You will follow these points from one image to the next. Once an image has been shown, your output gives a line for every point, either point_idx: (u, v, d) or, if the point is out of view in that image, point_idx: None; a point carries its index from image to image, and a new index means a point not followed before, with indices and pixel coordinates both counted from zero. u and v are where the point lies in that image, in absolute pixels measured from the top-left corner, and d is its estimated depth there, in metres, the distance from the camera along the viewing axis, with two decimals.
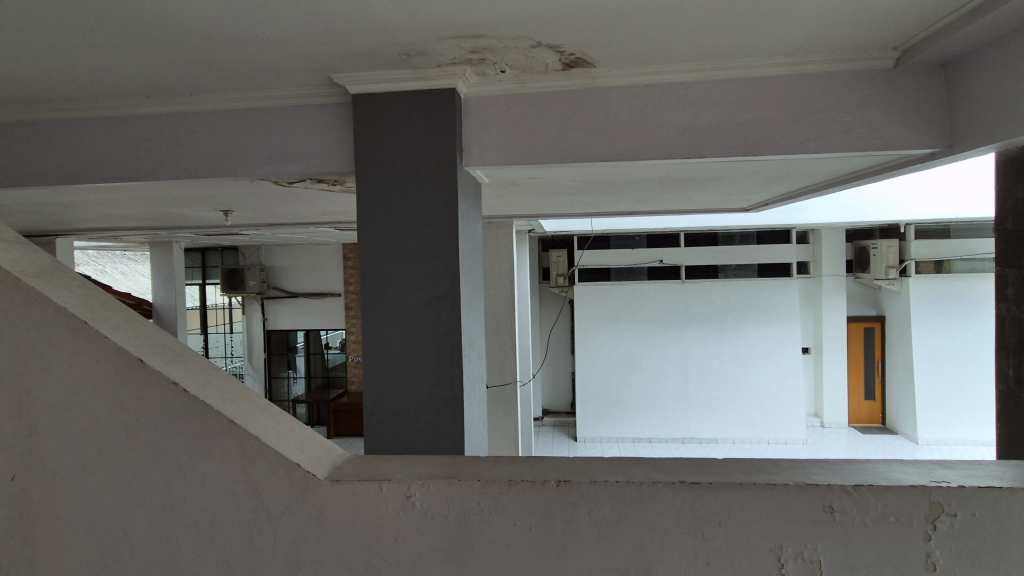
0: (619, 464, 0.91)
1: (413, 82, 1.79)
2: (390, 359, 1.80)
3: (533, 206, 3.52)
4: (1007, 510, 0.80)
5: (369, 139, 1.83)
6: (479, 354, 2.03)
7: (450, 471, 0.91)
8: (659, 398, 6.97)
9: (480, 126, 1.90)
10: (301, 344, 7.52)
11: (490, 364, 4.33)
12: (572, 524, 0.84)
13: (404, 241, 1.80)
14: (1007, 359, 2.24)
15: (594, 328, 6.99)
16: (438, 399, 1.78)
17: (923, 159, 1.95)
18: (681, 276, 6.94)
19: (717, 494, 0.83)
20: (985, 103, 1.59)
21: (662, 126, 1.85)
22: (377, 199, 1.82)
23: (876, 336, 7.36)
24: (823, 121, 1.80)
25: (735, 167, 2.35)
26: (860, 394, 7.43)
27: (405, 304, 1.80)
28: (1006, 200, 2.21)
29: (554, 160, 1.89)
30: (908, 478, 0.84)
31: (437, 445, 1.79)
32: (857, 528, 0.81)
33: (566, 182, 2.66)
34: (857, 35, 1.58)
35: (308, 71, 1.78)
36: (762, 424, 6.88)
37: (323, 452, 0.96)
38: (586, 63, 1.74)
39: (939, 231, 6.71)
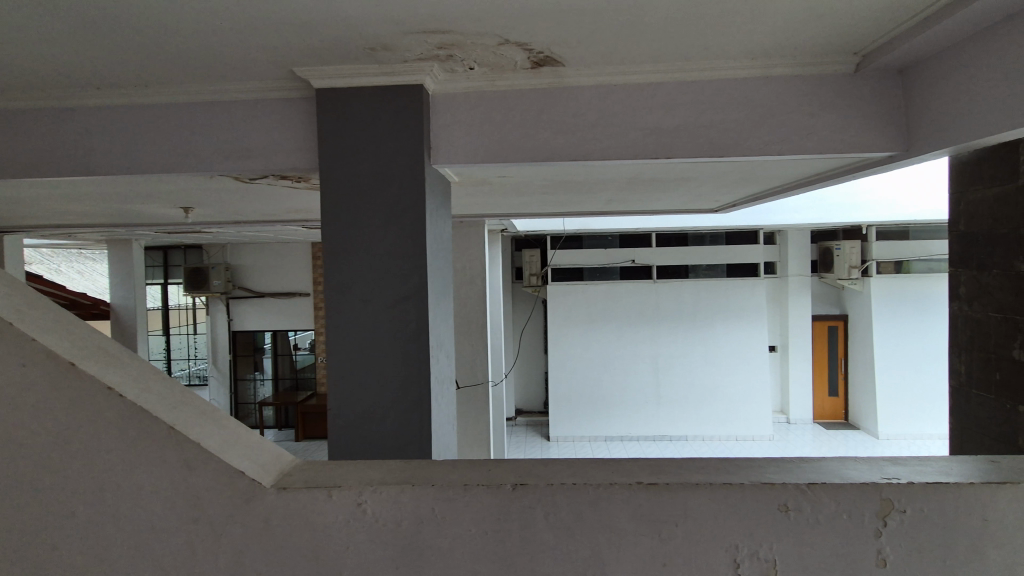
0: (577, 466, 0.90)
1: (379, 78, 1.75)
2: (356, 361, 1.76)
3: (504, 205, 3.51)
4: (955, 506, 0.81)
5: (333, 133, 1.79)
6: (448, 355, 2.00)
7: (403, 476, 0.88)
8: (631, 397, 7.04)
9: (447, 123, 1.87)
10: (268, 345, 7.35)
11: (461, 365, 4.29)
12: (529, 528, 0.83)
13: (370, 241, 1.75)
14: (960, 355, 2.35)
15: (568, 328, 7.02)
16: (404, 402, 1.75)
17: (881, 163, 2.00)
18: (652, 275, 7.02)
19: (673, 495, 0.82)
20: (940, 107, 1.63)
21: (630, 126, 1.85)
22: (341, 196, 1.77)
23: (839, 334, 7.59)
24: (788, 123, 1.82)
25: (701, 168, 2.38)
26: (824, 391, 7.66)
27: (371, 304, 1.76)
28: (959, 202, 2.33)
29: (522, 159, 1.87)
30: (860, 476, 0.84)
31: (403, 448, 1.76)
32: (811, 526, 0.81)
33: (534, 181, 2.65)
34: (819, 39, 1.60)
35: (267, 64, 1.72)
36: (731, 421, 7.01)
37: (271, 459, 0.92)
38: (554, 62, 1.72)
39: (899, 232, 6.96)
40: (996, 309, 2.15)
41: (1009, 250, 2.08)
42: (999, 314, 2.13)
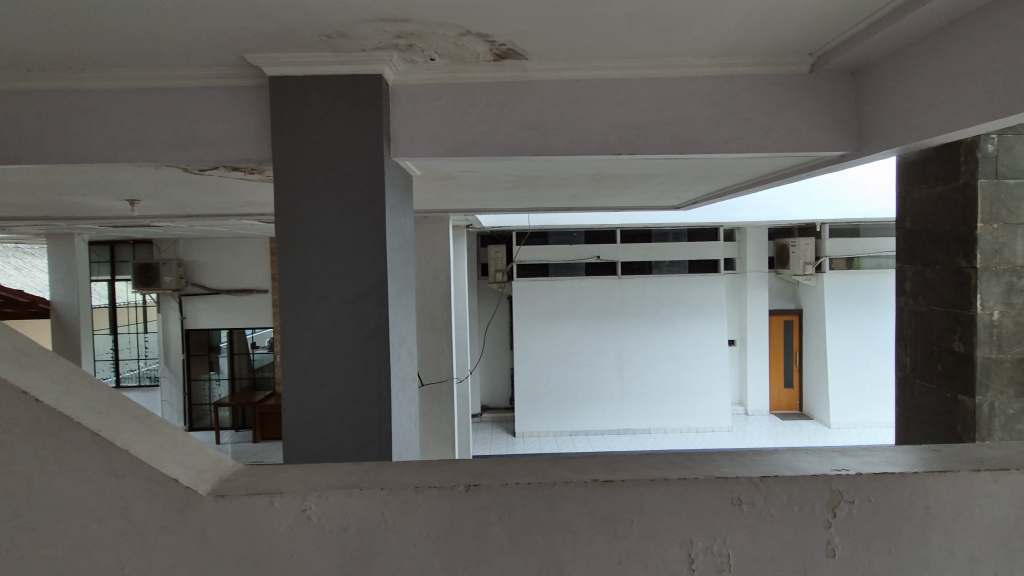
0: (534, 464, 0.88)
1: (336, 66, 1.68)
2: (313, 361, 1.70)
3: (468, 200, 3.47)
4: (901, 494, 0.83)
5: (288, 122, 1.71)
6: (410, 352, 1.96)
7: (352, 479, 0.84)
8: (597, 392, 7.12)
9: (409, 115, 1.82)
10: (223, 344, 7.09)
11: (425, 362, 4.24)
12: (483, 530, 0.80)
13: (328, 235, 1.69)
14: (905, 348, 2.45)
15: (534, 324, 7.04)
16: (364, 401, 1.69)
17: (834, 162, 2.06)
18: (617, 271, 7.10)
19: (628, 492, 0.81)
20: (889, 107, 1.68)
21: (593, 121, 1.84)
22: (296, 188, 1.70)
23: (794, 328, 7.88)
24: (746, 122, 1.85)
25: (663, 166, 2.40)
26: (780, 382, 7.93)
27: (328, 301, 1.70)
28: (904, 201, 2.44)
29: (483, 153, 1.84)
30: (812, 468, 0.85)
31: (362, 449, 1.70)
32: (763, 519, 0.82)
33: (497, 176, 2.61)
34: (776, 39, 1.63)
35: (215, 49, 1.63)
36: (693, 413, 7.17)
37: (209, 466, 0.86)
38: (517, 55, 1.70)
39: (851, 230, 7.27)
40: (938, 303, 2.27)
41: (951, 248, 2.21)
42: (942, 308, 2.25)
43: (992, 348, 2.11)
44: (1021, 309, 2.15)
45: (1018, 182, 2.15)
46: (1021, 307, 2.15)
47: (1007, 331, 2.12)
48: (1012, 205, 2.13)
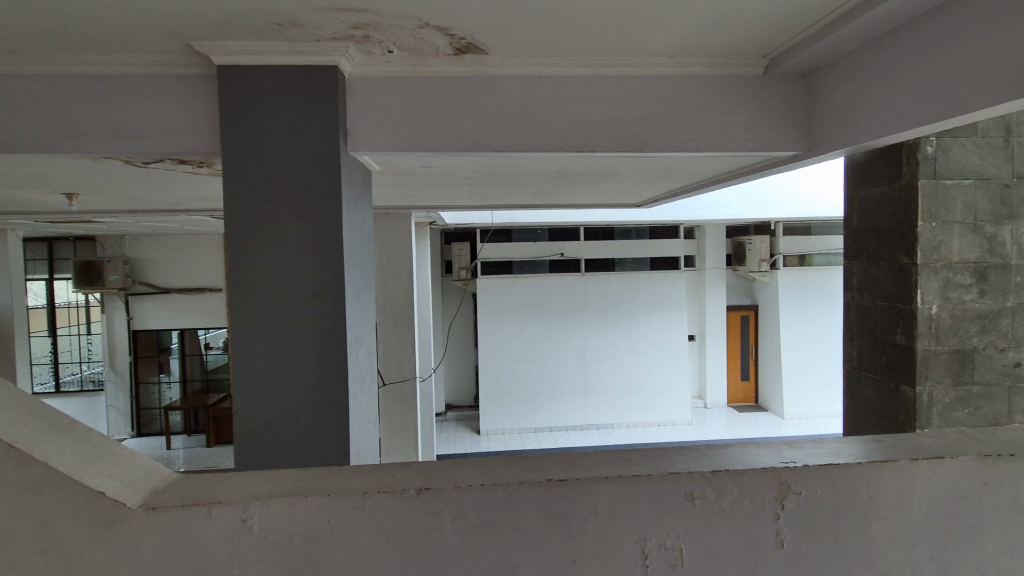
0: (488, 465, 0.87)
1: (289, 56, 1.61)
2: (265, 362, 1.63)
3: (431, 197, 3.42)
4: (846, 485, 0.85)
5: (238, 113, 1.64)
6: (370, 351, 1.91)
7: (297, 486, 0.81)
8: (561, 388, 7.17)
9: (367, 108, 1.76)
10: (174, 345, 6.82)
11: (387, 361, 4.18)
12: (435, 534, 0.78)
13: (281, 231, 1.63)
14: (852, 341, 2.55)
15: (499, 321, 7.02)
16: (320, 403, 1.64)
17: (786, 162, 2.12)
18: (580, 268, 7.16)
19: (582, 491, 0.81)
20: (838, 109, 1.73)
21: (554, 118, 1.83)
22: (246, 181, 1.63)
23: (750, 324, 8.15)
24: (703, 121, 1.88)
25: (622, 164, 2.43)
26: (737, 376, 8.19)
27: (281, 300, 1.63)
28: (851, 199, 2.54)
29: (443, 149, 1.80)
30: (762, 461, 0.87)
31: (318, 452, 1.65)
32: (715, 512, 0.83)
33: (459, 171, 2.57)
34: (732, 41, 1.66)
35: (155, 37, 1.54)
36: (654, 408, 7.31)
37: (141, 477, 0.81)
38: (478, 50, 1.67)
39: (803, 228, 7.56)
40: (882, 297, 2.37)
41: (894, 245, 2.32)
42: (886, 303, 2.35)
43: (931, 340, 2.22)
44: (958, 304, 2.27)
45: (955, 182, 2.27)
46: (957, 301, 2.27)
47: (945, 325, 2.24)
48: (949, 204, 2.26)
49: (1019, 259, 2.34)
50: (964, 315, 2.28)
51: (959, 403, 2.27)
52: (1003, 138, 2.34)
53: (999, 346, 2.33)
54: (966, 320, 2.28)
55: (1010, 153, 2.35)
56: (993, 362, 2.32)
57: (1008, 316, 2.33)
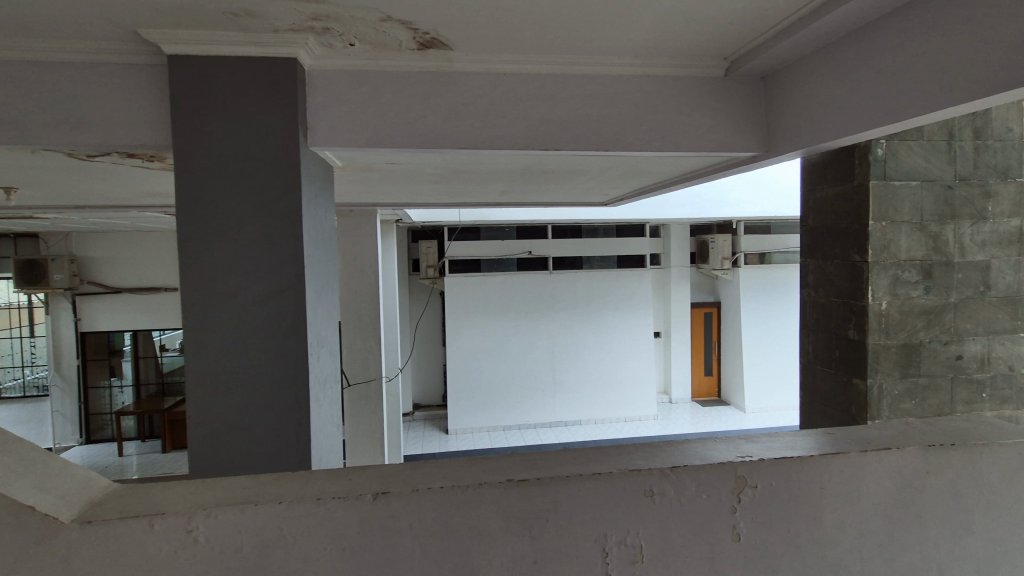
0: (448, 467, 0.85)
1: (245, 48, 1.55)
2: (221, 365, 1.57)
3: (396, 194, 3.37)
4: (799, 477, 0.87)
5: (190, 104, 1.56)
6: (332, 352, 1.86)
7: (247, 494, 0.78)
8: (530, 386, 7.20)
9: (327, 103, 1.71)
10: (127, 348, 6.53)
11: (352, 362, 4.11)
12: (392, 540, 0.77)
13: (236, 228, 1.56)
14: (808, 337, 2.64)
15: (467, 320, 6.99)
16: (279, 405, 1.58)
17: (746, 163, 2.17)
18: (548, 267, 7.19)
19: (543, 490, 0.80)
20: (794, 111, 1.78)
21: (520, 116, 1.82)
22: (200, 176, 1.56)
23: (713, 320, 8.35)
24: (666, 121, 1.90)
25: (588, 162, 2.44)
26: (701, 371, 8.39)
27: (237, 300, 1.57)
28: (807, 199, 2.63)
29: (407, 145, 1.76)
30: (719, 456, 0.88)
31: (277, 456, 1.60)
32: (674, 508, 0.83)
33: (424, 168, 2.53)
34: (693, 42, 1.68)
35: (97, 24, 1.45)
36: (621, 404, 7.41)
37: (76, 489, 0.77)
38: (441, 45, 1.64)
39: (763, 227, 7.78)
40: (836, 294, 2.46)
41: (847, 244, 2.41)
42: (839, 299, 2.44)
43: (881, 335, 2.32)
44: (905, 299, 2.37)
45: (903, 183, 2.37)
46: (905, 297, 2.37)
47: (894, 320, 2.34)
48: (898, 205, 2.36)
49: (960, 257, 2.47)
50: (911, 311, 2.38)
51: (907, 394, 2.37)
52: (947, 141, 2.45)
53: (943, 340, 2.44)
54: (913, 316, 2.39)
55: (953, 156, 2.46)
56: (938, 355, 2.44)
57: (951, 311, 2.45)
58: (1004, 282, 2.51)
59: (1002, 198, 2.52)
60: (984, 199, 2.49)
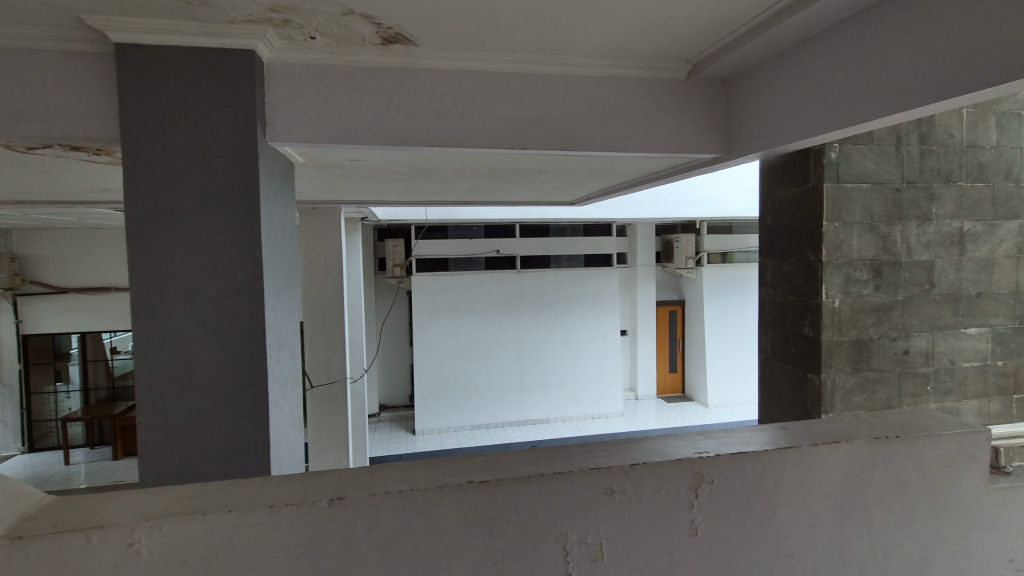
0: (407, 470, 0.84)
1: (199, 38, 1.48)
2: (173, 368, 1.50)
3: (360, 192, 3.30)
4: (755, 472, 0.89)
5: (140, 95, 1.49)
6: (293, 353, 1.81)
7: (194, 503, 0.76)
8: (498, 385, 7.20)
9: (287, 97, 1.65)
10: (74, 351, 6.22)
11: (315, 363, 4.02)
12: (349, 546, 0.75)
13: (189, 226, 1.50)
14: (767, 334, 2.74)
15: (435, 319, 6.93)
16: (236, 408, 1.53)
17: (708, 164, 2.23)
18: (516, 266, 7.20)
19: (504, 491, 0.79)
20: (754, 114, 1.82)
21: (485, 114, 1.81)
22: (151, 172, 1.49)
23: (677, 318, 8.52)
24: (631, 122, 1.92)
25: (555, 162, 2.45)
26: (666, 368, 8.56)
27: (191, 299, 1.51)
28: (767, 200, 2.74)
29: (370, 141, 1.73)
30: (678, 452, 0.89)
31: (234, 461, 1.55)
32: (633, 505, 0.84)
33: (389, 166, 2.49)
34: (655, 46, 1.71)
35: (34, 10, 1.36)
36: (588, 401, 7.48)
37: (6, 502, 0.73)
38: (406, 41, 1.61)
39: (725, 227, 7.98)
40: (793, 292, 2.57)
41: (803, 244, 2.51)
42: (796, 298, 2.55)
43: (833, 331, 2.43)
44: (857, 297, 2.47)
45: (855, 185, 2.47)
46: (857, 295, 2.47)
47: (846, 317, 2.44)
48: (850, 206, 2.46)
49: (907, 256, 2.58)
50: (863, 308, 2.48)
51: (858, 388, 2.47)
52: (895, 145, 2.56)
53: (892, 336, 2.55)
54: (864, 313, 2.49)
55: (900, 160, 2.58)
56: (887, 351, 2.54)
57: (899, 308, 2.56)
58: (947, 281, 2.64)
59: (945, 200, 2.65)
60: (929, 202, 2.62)
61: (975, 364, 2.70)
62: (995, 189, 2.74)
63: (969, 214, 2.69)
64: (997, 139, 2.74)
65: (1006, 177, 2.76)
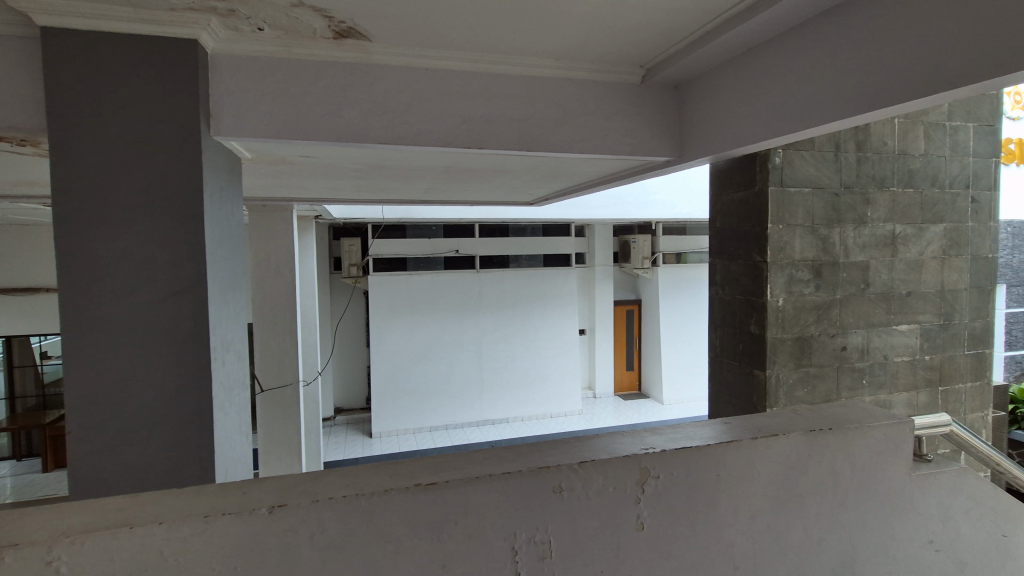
0: (354, 475, 0.82)
1: (136, 24, 1.39)
2: (107, 373, 1.42)
3: (314, 189, 3.21)
4: (699, 466, 0.92)
5: (69, 83, 1.38)
6: (240, 355, 1.74)
7: (122, 516, 0.73)
8: (457, 385, 7.16)
9: (234, 90, 1.59)
10: None
11: (266, 366, 3.90)
12: (290, 555, 0.73)
13: (125, 223, 1.42)
14: (716, 331, 2.84)
15: (392, 319, 6.83)
16: (177, 414, 1.46)
17: (660, 167, 2.28)
18: (475, 266, 7.18)
19: (452, 493, 0.79)
20: (704, 118, 1.88)
21: (442, 113, 1.79)
22: (80, 166, 1.39)
23: (634, 317, 8.71)
24: (587, 124, 1.95)
25: (513, 162, 2.46)
26: (623, 366, 8.74)
27: (127, 300, 1.43)
28: (716, 203, 2.84)
29: (322, 138, 1.68)
30: (625, 448, 0.91)
31: (174, 470, 1.47)
32: (580, 503, 0.85)
33: (343, 163, 2.43)
34: (609, 49, 1.74)
35: None
36: (548, 400, 7.54)
37: None
38: (359, 35, 1.57)
39: (679, 229, 8.20)
40: (741, 292, 2.67)
41: (750, 245, 2.62)
42: (743, 297, 2.65)
43: (777, 329, 2.54)
44: (799, 296, 2.60)
45: (797, 189, 2.59)
46: (798, 295, 2.60)
47: (788, 315, 2.56)
48: (793, 209, 2.58)
49: (845, 257, 2.73)
50: (804, 307, 2.61)
51: (801, 383, 2.60)
52: (834, 152, 2.70)
53: (831, 333, 2.68)
54: (806, 311, 2.61)
55: (839, 165, 2.72)
56: (826, 347, 2.68)
57: (838, 307, 2.70)
58: (881, 280, 2.81)
59: (879, 205, 2.81)
60: (865, 206, 2.77)
61: (905, 358, 2.88)
62: (923, 194, 2.93)
63: (900, 218, 2.86)
64: (924, 147, 2.93)
65: (933, 183, 2.95)
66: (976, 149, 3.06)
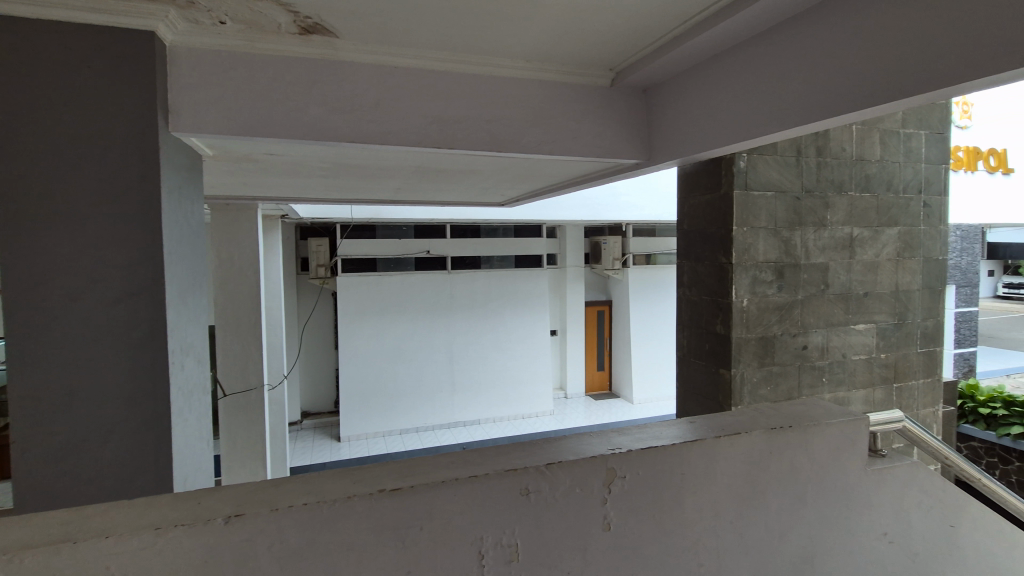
0: (316, 481, 0.80)
1: (87, 13, 1.33)
2: (54, 380, 1.35)
3: (280, 187, 3.12)
4: (665, 465, 0.93)
5: (13, 74, 1.31)
6: (200, 359, 1.68)
7: (64, 532, 0.69)
8: (428, 387, 7.10)
9: (193, 84, 1.53)
10: None
11: (229, 369, 3.78)
12: (248, 565, 0.71)
13: (75, 222, 1.35)
14: (683, 332, 2.90)
15: (362, 321, 6.73)
16: (133, 421, 1.40)
17: (629, 170, 2.31)
18: (446, 267, 7.13)
19: (417, 498, 0.78)
20: (671, 122, 1.91)
21: (411, 111, 1.77)
22: (25, 161, 1.32)
23: (604, 318, 8.81)
24: (557, 126, 1.96)
25: (484, 163, 2.45)
26: (594, 366, 8.82)
27: (78, 302, 1.36)
28: (684, 205, 2.89)
29: (287, 136, 1.64)
30: (592, 449, 0.91)
31: (128, 480, 1.41)
32: (548, 505, 0.85)
33: (308, 162, 2.37)
34: (579, 51, 1.75)
35: None
36: (519, 401, 7.56)
37: None
38: (325, 31, 1.54)
39: (649, 231, 8.32)
40: (707, 293, 2.73)
41: (715, 247, 2.68)
42: (709, 298, 2.71)
43: (742, 329, 2.60)
44: (762, 297, 2.67)
45: (761, 193, 2.66)
46: (762, 295, 2.67)
47: (752, 315, 2.63)
48: (757, 212, 2.65)
49: (806, 259, 2.81)
50: (767, 307, 2.68)
51: (764, 381, 2.67)
52: (795, 157, 2.78)
53: (793, 333, 2.76)
54: (769, 311, 2.68)
55: (801, 170, 2.80)
56: (788, 346, 2.75)
57: (799, 307, 2.78)
58: (840, 281, 2.91)
59: (838, 208, 2.91)
60: (824, 210, 2.86)
61: (862, 356, 2.98)
62: (878, 199, 3.05)
63: (858, 221, 2.97)
64: (880, 153, 3.05)
65: (888, 188, 3.08)
66: (928, 155, 3.20)
